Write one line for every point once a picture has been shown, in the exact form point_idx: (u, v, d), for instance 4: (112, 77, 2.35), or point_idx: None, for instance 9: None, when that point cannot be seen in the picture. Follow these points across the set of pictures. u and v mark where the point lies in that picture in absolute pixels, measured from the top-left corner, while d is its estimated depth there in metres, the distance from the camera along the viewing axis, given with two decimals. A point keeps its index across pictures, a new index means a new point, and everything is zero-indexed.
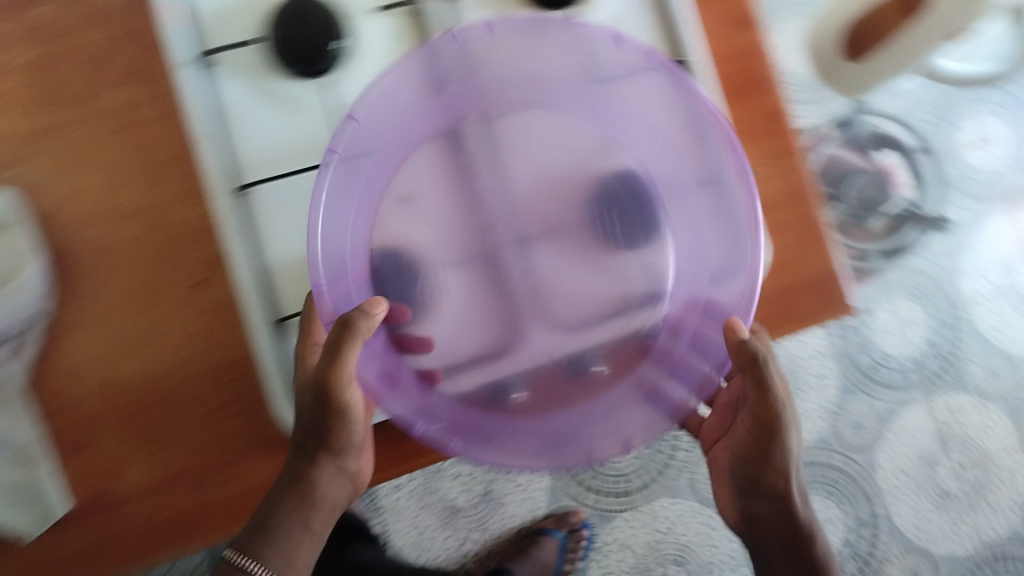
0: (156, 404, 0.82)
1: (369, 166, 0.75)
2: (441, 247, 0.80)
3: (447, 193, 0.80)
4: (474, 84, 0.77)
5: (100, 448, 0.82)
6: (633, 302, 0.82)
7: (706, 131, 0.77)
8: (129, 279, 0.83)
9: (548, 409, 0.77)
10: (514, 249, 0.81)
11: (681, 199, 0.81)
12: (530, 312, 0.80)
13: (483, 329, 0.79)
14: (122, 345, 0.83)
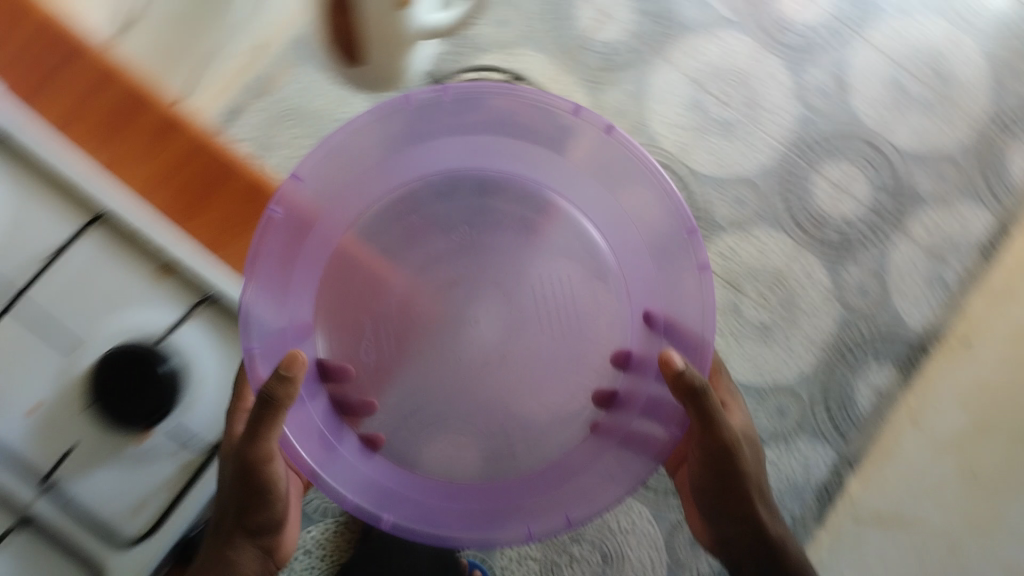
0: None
1: (280, 246, 0.84)
2: (354, 336, 0.91)
3: (331, 285, 0.91)
4: (314, 232, 0.88)
5: None
6: (573, 424, 0.89)
7: (599, 171, 0.90)
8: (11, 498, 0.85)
9: (472, 460, 0.89)
10: (437, 408, 0.91)
11: (613, 249, 0.93)
12: (398, 364, 0.91)
13: (453, 423, 0.90)
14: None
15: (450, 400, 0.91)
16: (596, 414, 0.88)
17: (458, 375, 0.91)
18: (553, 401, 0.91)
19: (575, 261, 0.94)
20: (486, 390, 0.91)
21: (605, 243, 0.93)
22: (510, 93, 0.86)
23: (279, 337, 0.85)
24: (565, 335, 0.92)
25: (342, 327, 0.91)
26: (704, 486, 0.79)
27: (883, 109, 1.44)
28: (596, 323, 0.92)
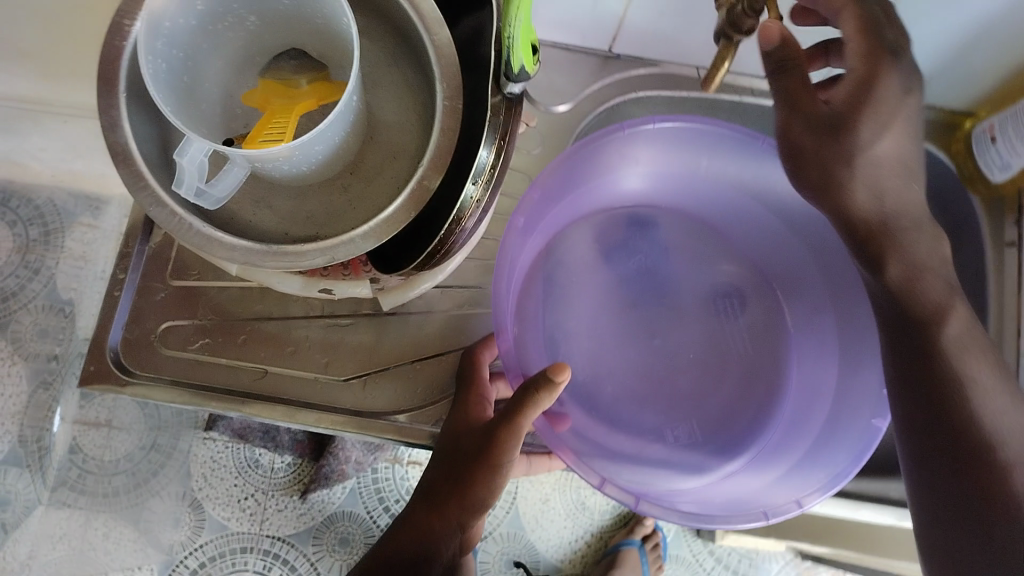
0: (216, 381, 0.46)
1: (506, 266, 0.45)
2: (602, 362, 0.54)
3: (534, 286, 0.53)
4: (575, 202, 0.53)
5: (188, 353, 0.46)
6: (717, 436, 0.53)
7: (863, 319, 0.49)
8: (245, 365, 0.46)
9: (617, 441, 0.52)
10: (626, 408, 0.54)
11: (807, 367, 0.53)
12: (593, 373, 0.54)
13: (605, 421, 0.53)
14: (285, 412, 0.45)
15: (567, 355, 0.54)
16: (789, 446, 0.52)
17: (599, 340, 0.54)
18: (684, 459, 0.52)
19: (775, 381, 0.54)
20: (639, 428, 0.53)
21: (833, 356, 0.51)
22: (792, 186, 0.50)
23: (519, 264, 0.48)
24: (712, 429, 0.53)
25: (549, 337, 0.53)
26: (877, 316, 0.45)
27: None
28: (816, 463, 0.48)
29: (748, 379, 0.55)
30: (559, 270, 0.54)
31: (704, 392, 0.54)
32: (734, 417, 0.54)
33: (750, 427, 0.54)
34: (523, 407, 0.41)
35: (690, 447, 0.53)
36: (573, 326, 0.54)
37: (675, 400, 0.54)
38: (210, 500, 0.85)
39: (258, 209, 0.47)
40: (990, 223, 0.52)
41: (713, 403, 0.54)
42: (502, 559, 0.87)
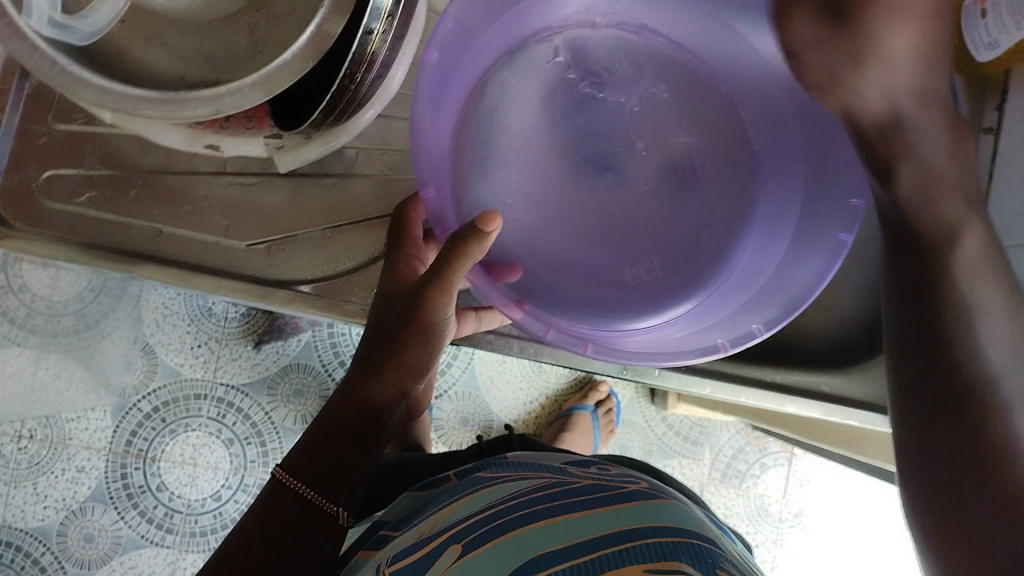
0: (114, 231, 0.43)
1: (428, 102, 0.38)
2: (555, 203, 0.46)
3: (466, 135, 0.45)
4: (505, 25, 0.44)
5: (83, 201, 0.43)
6: (675, 280, 0.46)
7: (838, 161, 0.42)
8: (147, 218, 0.43)
9: (559, 287, 0.45)
10: (576, 250, 0.46)
11: (771, 219, 0.46)
12: (544, 216, 0.46)
13: (550, 269, 0.46)
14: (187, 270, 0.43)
15: (517, 203, 0.45)
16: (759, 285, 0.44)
17: (548, 181, 0.46)
18: (635, 308, 0.46)
19: (739, 235, 0.47)
20: (587, 279, 0.46)
21: (794, 203, 0.45)
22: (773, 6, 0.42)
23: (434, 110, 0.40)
24: (675, 269, 0.46)
25: (487, 176, 0.45)
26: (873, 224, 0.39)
27: (142, 437, 0.77)
28: (775, 293, 0.42)
29: (711, 214, 0.47)
30: (497, 105, 0.46)
31: (660, 231, 0.47)
32: (695, 263, 0.47)
33: (713, 264, 0.47)
34: (452, 259, 0.35)
35: (644, 291, 0.46)
36: (517, 166, 0.46)
37: (629, 241, 0.47)
38: (152, 350, 0.78)
39: (150, 48, 0.40)
40: (971, 107, 0.48)
41: (670, 244, 0.47)
42: (455, 418, 0.83)
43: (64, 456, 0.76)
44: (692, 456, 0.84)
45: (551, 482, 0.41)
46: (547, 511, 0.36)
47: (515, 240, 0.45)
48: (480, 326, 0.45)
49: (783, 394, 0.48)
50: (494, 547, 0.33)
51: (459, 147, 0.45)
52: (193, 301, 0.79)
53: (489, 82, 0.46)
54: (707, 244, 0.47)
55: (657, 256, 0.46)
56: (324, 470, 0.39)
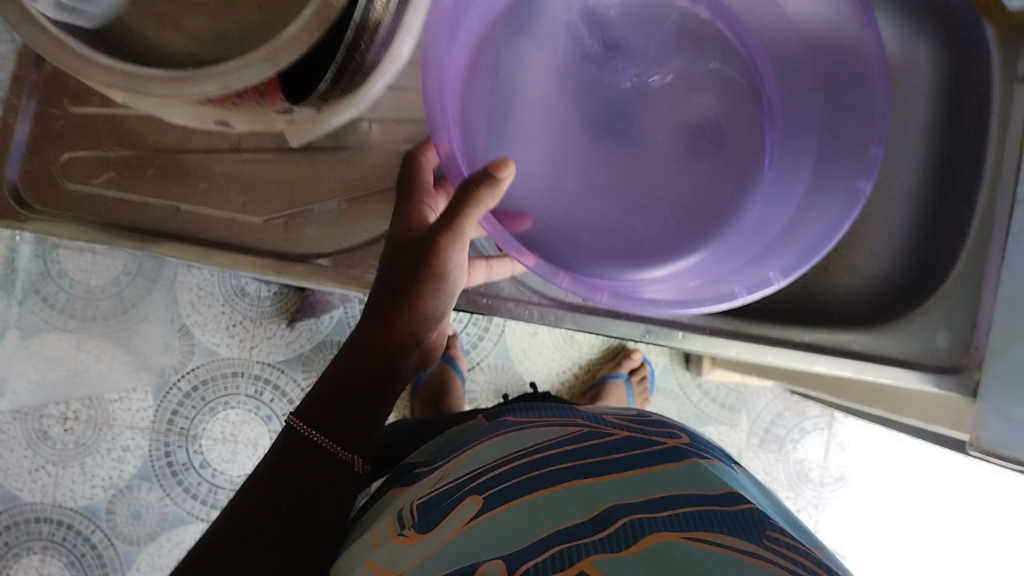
0: (136, 209, 0.43)
1: (436, 48, 0.37)
2: (567, 155, 0.45)
3: (478, 88, 0.43)
4: None
5: (104, 180, 0.43)
6: (693, 227, 0.45)
7: (860, 104, 0.42)
8: (167, 196, 0.43)
9: (574, 238, 0.44)
10: (589, 201, 0.45)
11: (784, 166, 0.46)
12: (557, 169, 0.45)
13: (564, 222, 0.44)
14: (207, 245, 0.43)
15: (532, 157, 0.45)
16: (778, 231, 0.43)
17: (562, 132, 0.45)
18: (651, 255, 0.45)
19: (751, 180, 0.46)
20: (603, 228, 0.45)
21: (812, 147, 0.45)
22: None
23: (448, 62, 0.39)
24: (690, 217, 0.45)
25: (501, 125, 0.44)
26: None
27: (183, 416, 0.78)
28: (791, 239, 0.42)
29: (727, 159, 0.46)
30: (512, 57, 0.44)
31: (675, 179, 0.46)
32: (712, 210, 0.46)
33: (729, 211, 0.46)
34: (465, 205, 0.37)
35: (659, 238, 0.45)
36: (532, 117, 0.45)
37: (643, 189, 0.46)
38: (189, 331, 0.79)
39: (161, 30, 0.40)
40: (1005, 54, 0.46)
41: (686, 190, 0.46)
42: (489, 389, 0.82)
43: (110, 436, 0.78)
44: (729, 422, 0.83)
45: (584, 431, 0.39)
46: (600, 468, 0.33)
47: (530, 191, 0.44)
48: (490, 279, 0.46)
49: (810, 353, 0.46)
50: (557, 489, 0.31)
51: (472, 99, 0.43)
52: (227, 281, 0.80)
53: (503, 34, 0.44)
54: (724, 190, 0.46)
55: (673, 204, 0.46)
56: (339, 420, 0.39)
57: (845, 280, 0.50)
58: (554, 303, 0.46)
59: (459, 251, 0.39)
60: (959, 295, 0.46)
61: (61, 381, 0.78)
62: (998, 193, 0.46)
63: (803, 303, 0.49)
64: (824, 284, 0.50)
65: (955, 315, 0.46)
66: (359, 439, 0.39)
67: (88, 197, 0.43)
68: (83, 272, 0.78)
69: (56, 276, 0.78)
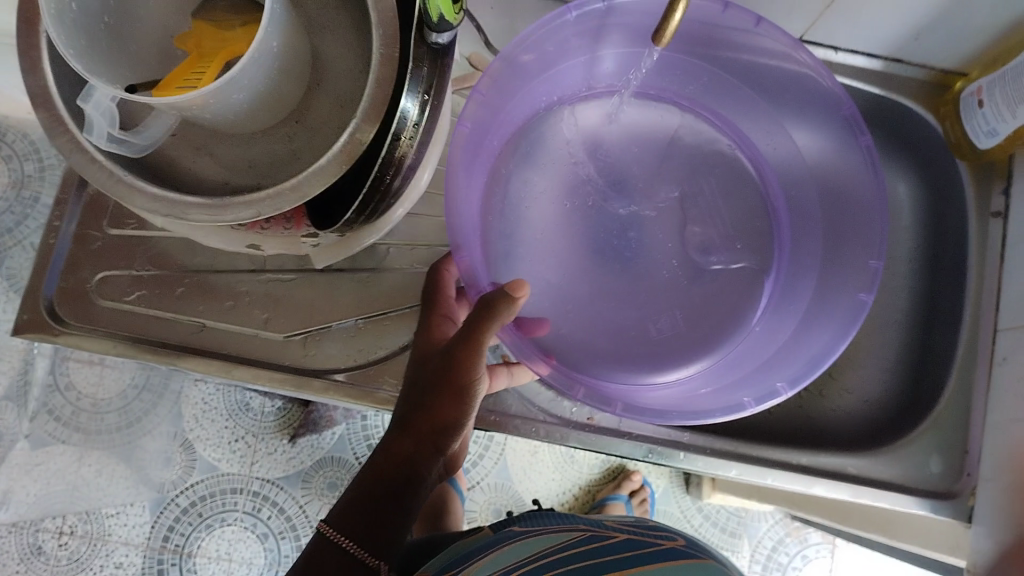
0: (159, 324, 0.45)
1: (459, 171, 0.40)
2: (580, 261, 0.48)
3: (494, 199, 0.46)
4: (528, 97, 0.46)
5: (130, 297, 0.46)
6: (699, 335, 0.47)
7: (854, 216, 0.44)
8: (189, 313, 0.46)
9: (585, 342, 0.46)
10: (599, 308, 0.47)
11: (791, 276, 0.48)
12: (569, 276, 0.47)
13: (576, 327, 0.46)
14: (227, 360, 0.45)
15: (543, 261, 0.47)
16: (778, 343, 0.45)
17: (573, 242, 0.48)
18: (665, 360, 0.47)
19: (758, 290, 0.48)
20: (617, 335, 0.47)
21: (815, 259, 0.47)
22: (791, 78, 0.44)
23: (468, 178, 0.42)
24: (696, 326, 0.47)
25: (517, 243, 0.47)
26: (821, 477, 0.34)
27: (179, 533, 0.78)
28: (794, 352, 0.44)
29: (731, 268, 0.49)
30: (524, 169, 0.47)
31: (684, 289, 0.48)
32: (720, 318, 0.47)
33: (735, 320, 0.47)
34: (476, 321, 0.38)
35: (672, 343, 0.47)
36: (545, 226, 0.47)
37: (651, 298, 0.48)
38: (191, 445, 0.79)
39: (198, 158, 0.44)
40: (977, 193, 0.49)
41: (693, 299, 0.48)
42: (489, 509, 0.82)
43: (103, 553, 0.77)
44: (731, 548, 0.82)
45: (586, 535, 0.43)
46: (601, 567, 0.37)
47: (542, 299, 0.46)
48: (513, 381, 0.47)
49: (808, 476, 0.47)
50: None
51: (488, 206, 0.46)
52: (232, 395, 0.81)
53: (514, 145, 0.47)
54: (731, 300, 0.48)
55: (681, 312, 0.48)
56: (365, 523, 0.39)
57: (838, 405, 0.51)
58: (560, 420, 0.48)
59: (481, 361, 0.40)
60: (950, 419, 0.48)
61: (59, 494, 0.78)
62: (981, 323, 0.48)
63: (800, 427, 0.51)
64: (816, 410, 0.51)
65: (947, 440, 0.48)
66: (388, 546, 0.40)
67: (115, 310, 0.45)
68: (94, 382, 0.80)
69: (65, 387, 0.79)
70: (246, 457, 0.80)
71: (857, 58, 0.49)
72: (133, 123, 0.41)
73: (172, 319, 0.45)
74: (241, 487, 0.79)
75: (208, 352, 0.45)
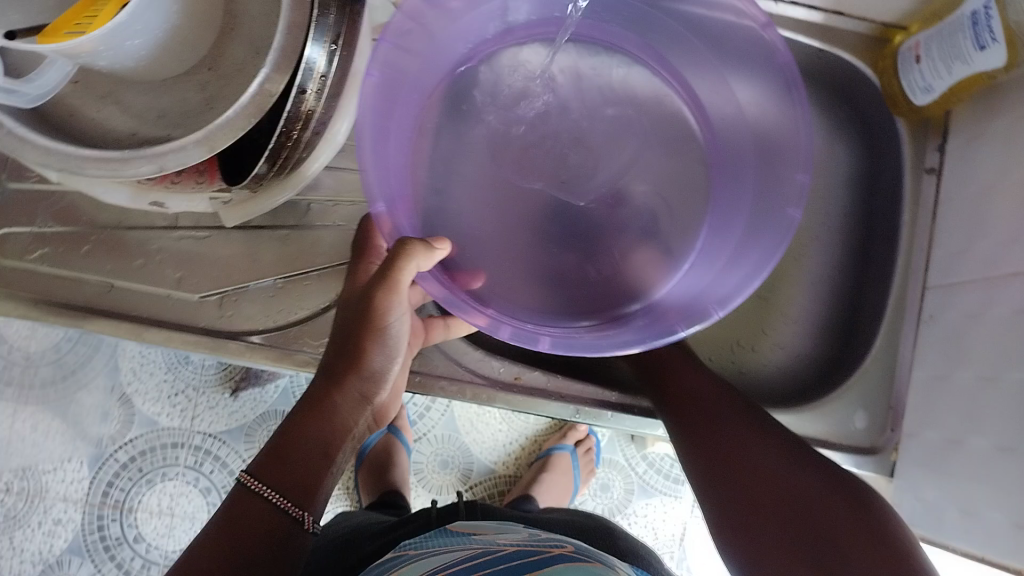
0: (70, 284, 0.43)
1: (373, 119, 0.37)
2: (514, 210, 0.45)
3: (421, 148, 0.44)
4: (445, 39, 0.43)
5: (38, 256, 0.43)
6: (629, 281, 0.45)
7: (784, 161, 0.40)
8: (103, 273, 0.43)
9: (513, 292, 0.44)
10: (530, 255, 0.45)
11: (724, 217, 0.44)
12: (503, 226, 0.45)
13: (506, 278, 0.44)
14: (142, 321, 0.43)
15: (470, 212, 0.45)
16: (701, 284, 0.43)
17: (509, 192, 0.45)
18: (597, 303, 0.45)
19: (688, 244, 0.45)
20: (550, 288, 0.45)
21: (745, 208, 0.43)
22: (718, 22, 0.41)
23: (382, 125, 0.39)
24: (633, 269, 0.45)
25: (446, 199, 0.44)
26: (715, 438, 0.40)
27: (118, 490, 0.76)
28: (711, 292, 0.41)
29: (666, 209, 0.46)
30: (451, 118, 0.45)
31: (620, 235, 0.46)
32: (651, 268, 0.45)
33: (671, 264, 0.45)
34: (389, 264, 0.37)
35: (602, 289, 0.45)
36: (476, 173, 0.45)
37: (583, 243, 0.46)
38: (126, 402, 0.77)
39: (102, 107, 0.41)
40: (913, 148, 0.49)
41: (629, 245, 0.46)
42: (435, 460, 0.81)
43: (42, 509, 0.75)
44: (673, 494, 0.82)
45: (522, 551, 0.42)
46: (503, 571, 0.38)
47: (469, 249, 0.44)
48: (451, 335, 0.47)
49: None
50: None
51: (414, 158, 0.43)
52: (169, 351, 0.78)
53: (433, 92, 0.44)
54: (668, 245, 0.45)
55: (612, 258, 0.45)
56: (291, 475, 0.37)
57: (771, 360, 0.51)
58: (487, 381, 0.47)
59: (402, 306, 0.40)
60: (877, 376, 0.48)
61: None
62: (911, 280, 0.48)
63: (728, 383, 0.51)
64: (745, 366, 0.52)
65: (875, 397, 0.48)
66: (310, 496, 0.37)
67: (23, 269, 0.43)
68: (22, 337, 0.77)
69: None
70: (186, 413, 0.77)
71: (796, 9, 0.48)
72: (27, 72, 0.38)
73: (83, 278, 0.43)
74: (182, 443, 0.77)
75: (123, 314, 0.43)
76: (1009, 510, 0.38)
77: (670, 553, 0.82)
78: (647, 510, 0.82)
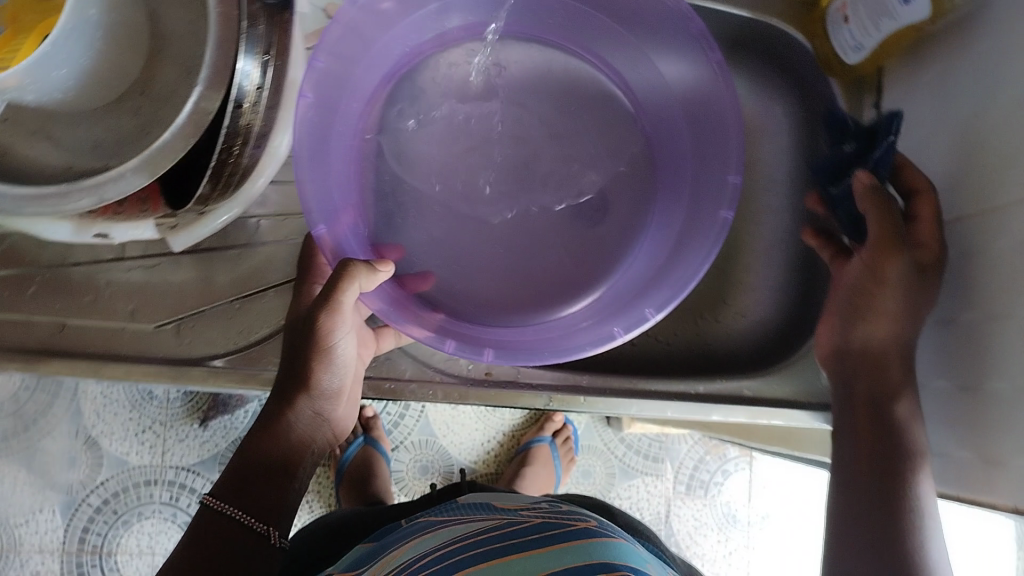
0: (20, 329, 0.42)
1: (310, 139, 0.37)
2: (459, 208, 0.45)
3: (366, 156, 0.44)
4: (383, 46, 0.42)
5: None
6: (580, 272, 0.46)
7: (719, 146, 0.41)
8: (53, 314, 0.42)
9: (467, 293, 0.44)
10: (480, 254, 0.45)
11: (664, 204, 0.45)
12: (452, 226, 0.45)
13: (458, 280, 0.45)
14: (100, 358, 0.42)
15: (417, 216, 0.45)
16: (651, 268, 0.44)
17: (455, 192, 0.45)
18: (549, 298, 0.45)
19: (634, 229, 0.46)
20: (503, 285, 0.45)
21: (684, 194, 0.44)
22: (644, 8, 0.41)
23: (323, 141, 0.39)
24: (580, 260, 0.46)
25: (393, 204, 0.44)
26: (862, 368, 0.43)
27: (95, 535, 0.74)
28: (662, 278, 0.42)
29: (611, 197, 0.46)
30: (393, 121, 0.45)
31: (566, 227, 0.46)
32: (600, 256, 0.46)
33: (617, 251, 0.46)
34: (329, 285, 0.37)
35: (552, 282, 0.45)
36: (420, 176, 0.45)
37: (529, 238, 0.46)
38: (93, 445, 0.75)
39: (34, 144, 0.40)
40: (850, 106, 0.50)
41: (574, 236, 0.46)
42: (415, 467, 0.81)
43: (18, 563, 0.73)
44: (654, 473, 0.83)
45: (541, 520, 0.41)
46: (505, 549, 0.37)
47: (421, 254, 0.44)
48: (401, 343, 0.47)
49: (708, 405, 0.48)
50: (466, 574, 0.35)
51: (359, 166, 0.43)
52: (132, 387, 0.77)
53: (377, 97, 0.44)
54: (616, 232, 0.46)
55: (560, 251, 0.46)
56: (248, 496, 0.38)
57: (734, 328, 0.52)
58: (457, 379, 0.47)
59: (348, 324, 0.39)
60: None
61: None
62: None
63: (695, 354, 0.52)
64: (709, 336, 0.52)
65: None
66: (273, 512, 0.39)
67: None
68: None
69: None
70: (155, 449, 0.76)
71: None
72: None
73: (34, 321, 0.42)
74: (155, 480, 0.75)
75: (78, 353, 0.42)
76: (980, 447, 0.39)
77: (658, 531, 0.82)
78: (630, 491, 0.83)
